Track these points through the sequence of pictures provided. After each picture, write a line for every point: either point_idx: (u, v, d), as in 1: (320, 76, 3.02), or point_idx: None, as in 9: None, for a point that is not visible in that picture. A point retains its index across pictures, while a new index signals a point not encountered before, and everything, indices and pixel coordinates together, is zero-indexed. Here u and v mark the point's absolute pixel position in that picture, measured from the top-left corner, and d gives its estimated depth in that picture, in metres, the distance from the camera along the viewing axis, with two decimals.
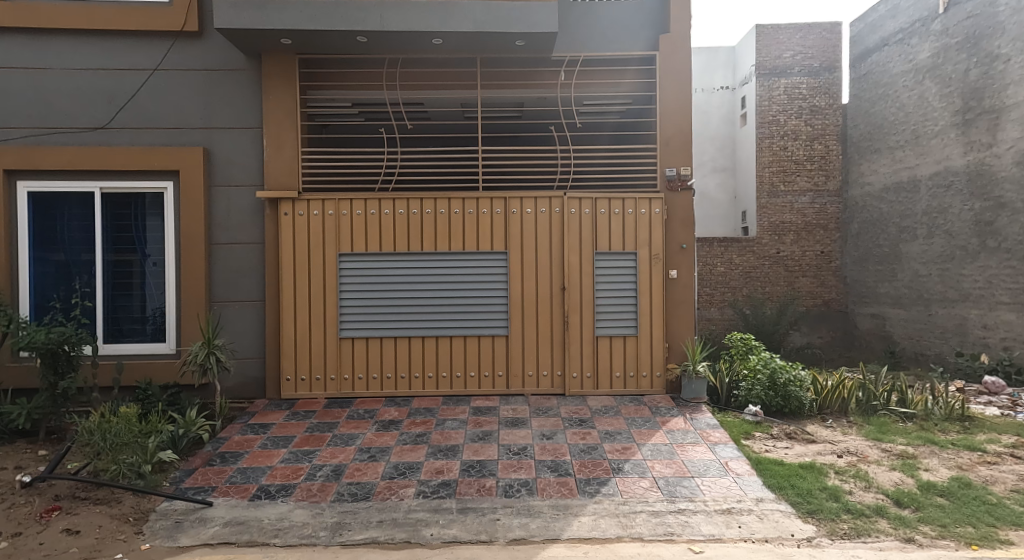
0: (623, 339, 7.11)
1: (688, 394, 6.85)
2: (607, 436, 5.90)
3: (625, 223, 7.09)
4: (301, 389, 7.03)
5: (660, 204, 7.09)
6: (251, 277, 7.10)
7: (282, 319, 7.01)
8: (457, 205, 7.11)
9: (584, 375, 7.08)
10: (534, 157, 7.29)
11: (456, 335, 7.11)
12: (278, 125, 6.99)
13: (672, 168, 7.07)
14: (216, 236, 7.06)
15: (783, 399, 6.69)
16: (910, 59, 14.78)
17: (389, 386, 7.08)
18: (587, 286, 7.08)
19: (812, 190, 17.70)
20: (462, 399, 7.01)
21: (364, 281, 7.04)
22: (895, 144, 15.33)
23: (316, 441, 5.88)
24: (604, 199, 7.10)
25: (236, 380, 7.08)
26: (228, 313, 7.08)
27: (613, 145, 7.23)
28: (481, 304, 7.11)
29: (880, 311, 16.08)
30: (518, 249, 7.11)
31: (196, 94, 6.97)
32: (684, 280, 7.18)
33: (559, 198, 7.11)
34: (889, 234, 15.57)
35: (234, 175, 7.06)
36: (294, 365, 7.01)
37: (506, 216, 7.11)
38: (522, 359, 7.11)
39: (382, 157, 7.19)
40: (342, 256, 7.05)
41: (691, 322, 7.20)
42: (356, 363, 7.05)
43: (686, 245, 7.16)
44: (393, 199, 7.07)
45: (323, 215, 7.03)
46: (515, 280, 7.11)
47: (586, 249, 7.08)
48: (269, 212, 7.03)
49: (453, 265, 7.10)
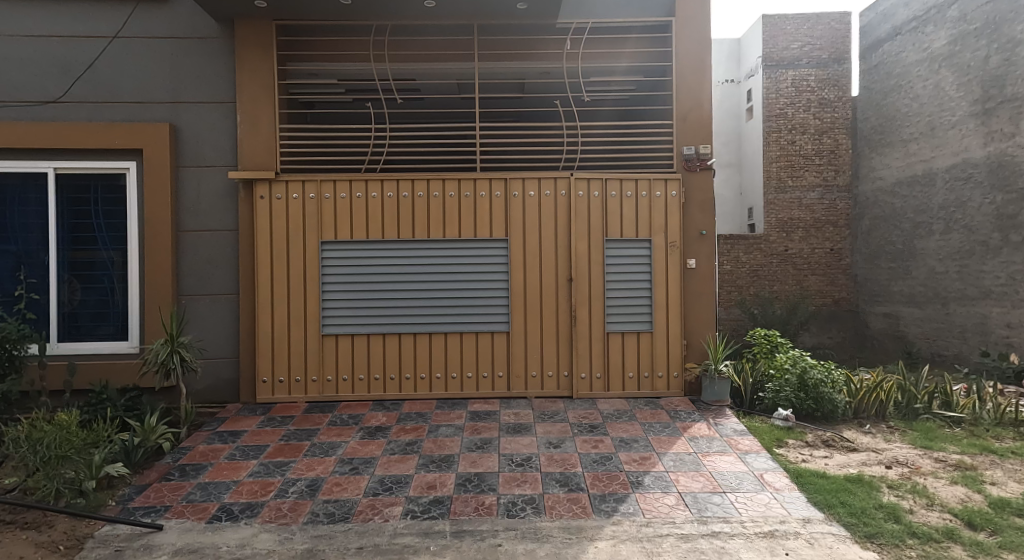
0: (636, 336, 6.43)
1: (709, 396, 6.14)
2: (622, 445, 5.20)
3: (638, 207, 6.42)
4: (280, 392, 6.32)
5: (676, 186, 6.43)
6: (224, 268, 6.40)
7: (258, 314, 6.31)
8: (452, 187, 6.43)
9: (593, 375, 6.40)
10: (536, 136, 6.60)
11: (452, 331, 6.41)
12: (253, 98, 6.31)
13: (691, 147, 6.40)
14: (185, 222, 6.37)
15: (814, 402, 6.02)
16: (925, 48, 14.15)
17: (377, 389, 6.38)
18: (596, 277, 6.41)
19: (821, 185, 17.02)
20: (458, 402, 6.32)
21: (349, 271, 6.35)
22: (909, 136, 14.68)
23: (293, 451, 5.17)
24: (615, 181, 6.42)
25: (206, 382, 6.36)
26: (197, 307, 6.37)
27: (623, 123, 6.54)
28: (479, 298, 6.43)
29: (894, 310, 15.40)
30: (520, 236, 6.43)
31: (162, 65, 6.28)
32: (704, 271, 6.49)
33: (565, 179, 6.43)
34: (904, 230, 14.91)
35: (204, 155, 6.37)
36: (271, 365, 6.31)
37: (506, 199, 6.43)
38: (525, 358, 6.42)
39: (370, 135, 6.51)
40: (325, 243, 6.36)
41: (711, 317, 6.50)
42: (340, 363, 6.36)
43: (706, 231, 6.48)
44: (382, 180, 6.39)
45: (303, 198, 6.35)
46: (516, 270, 6.43)
47: (595, 236, 6.41)
48: (244, 195, 6.34)
49: (448, 255, 6.41)
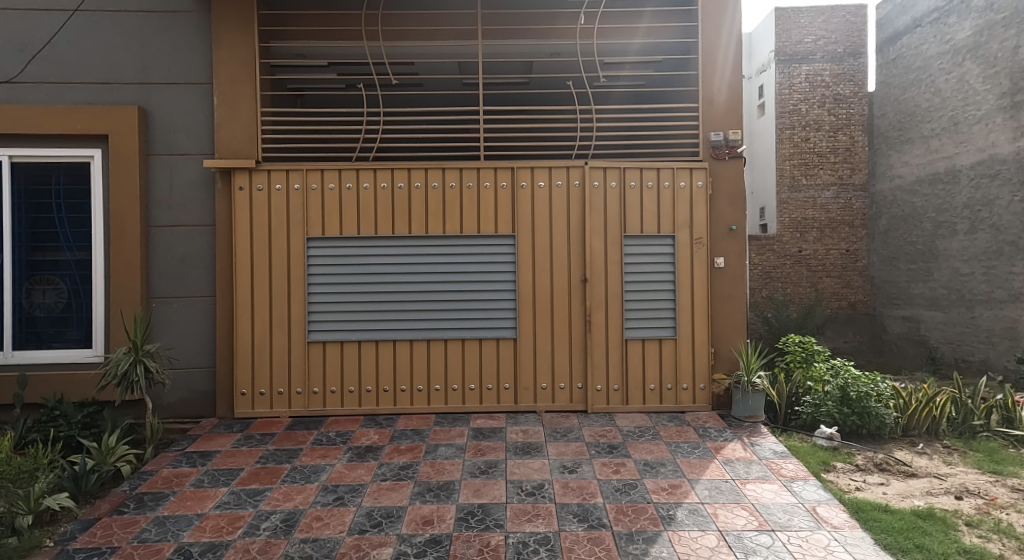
0: (658, 343, 5.77)
1: (741, 412, 5.47)
2: (647, 470, 4.52)
3: (660, 199, 5.77)
4: (261, 406, 5.67)
5: (703, 176, 5.78)
6: (199, 267, 5.75)
7: (237, 319, 5.67)
8: (452, 177, 5.78)
9: (610, 388, 5.74)
10: (544, 122, 5.94)
11: (452, 339, 5.76)
12: (232, 79, 5.68)
13: (719, 132, 5.75)
14: (155, 216, 5.72)
15: (860, 418, 5.35)
16: (947, 40, 13.37)
17: (368, 403, 5.72)
18: (614, 278, 5.76)
19: (836, 184, 16.29)
20: (459, 418, 5.65)
21: (338, 271, 5.71)
22: (930, 132, 13.89)
23: (270, 476, 4.50)
24: (634, 170, 5.78)
25: (178, 394, 5.70)
26: (168, 312, 5.72)
27: (636, 107, 5.91)
28: (483, 301, 5.77)
29: (913, 313, 14.60)
30: (528, 232, 5.78)
31: (131, 42, 5.65)
32: (734, 271, 5.82)
33: (578, 168, 5.78)
34: (924, 230, 14.15)
35: (178, 141, 5.73)
36: (251, 375, 5.66)
37: (513, 191, 5.78)
38: (534, 368, 5.76)
39: (362, 120, 5.88)
40: (311, 240, 5.72)
41: (742, 323, 5.83)
42: (328, 373, 5.70)
43: (736, 227, 5.81)
44: (375, 169, 5.75)
45: (287, 189, 5.71)
46: (523, 270, 5.77)
47: (611, 232, 5.76)
48: (221, 186, 5.70)
49: (449, 253, 5.77)
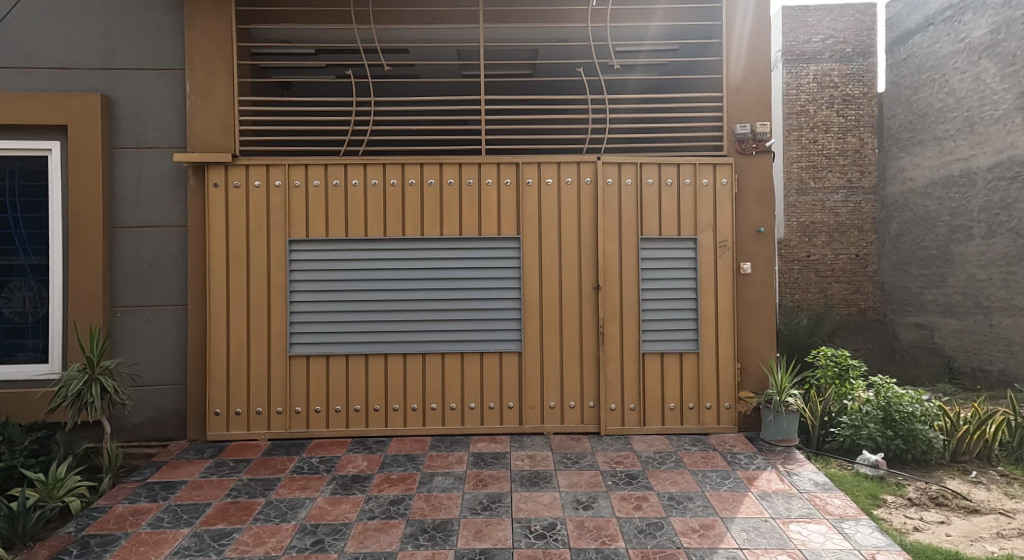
0: (679, 357, 5.21)
1: (772, 435, 4.91)
2: (673, 506, 3.94)
3: (680, 198, 5.23)
4: (236, 427, 5.08)
5: (728, 172, 5.23)
6: (169, 273, 5.18)
7: (210, 331, 5.09)
8: (450, 173, 5.22)
9: (625, 407, 5.17)
10: (552, 113, 5.38)
11: (450, 352, 5.18)
12: (207, 65, 5.13)
13: (745, 124, 5.20)
14: (119, 216, 5.15)
15: (904, 442, 4.81)
16: (962, 39, 12.21)
17: (357, 424, 5.15)
18: (630, 285, 5.21)
19: (846, 186, 14.49)
20: (458, 441, 5.07)
21: (323, 278, 5.14)
22: (944, 133, 12.68)
23: (240, 513, 3.91)
24: (652, 166, 5.24)
25: (145, 414, 5.11)
26: (133, 323, 5.13)
27: (644, 100, 5.39)
28: (485, 310, 5.21)
29: (927, 320, 13.24)
30: (534, 234, 5.22)
31: (94, 23, 5.10)
32: (761, 277, 5.26)
33: (590, 164, 5.23)
34: (938, 234, 12.91)
35: (146, 133, 5.16)
36: (226, 393, 5.09)
37: (517, 188, 5.23)
38: (541, 385, 5.19)
39: (353, 111, 5.36)
40: (293, 243, 5.16)
41: (771, 334, 5.27)
42: (312, 390, 5.13)
43: (764, 228, 5.27)
44: (366, 164, 5.20)
45: (268, 186, 5.15)
46: (529, 277, 5.21)
47: (627, 234, 5.22)
48: (194, 182, 5.14)
49: (445, 258, 5.20)
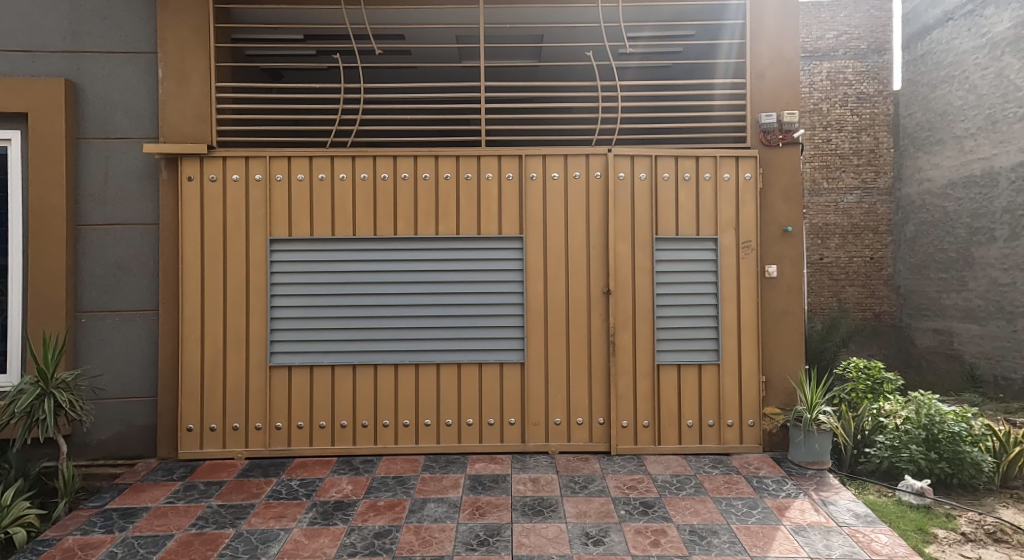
0: (698, 370, 4.73)
1: (802, 457, 4.42)
2: (696, 542, 3.46)
3: (699, 194, 4.76)
4: (211, 445, 4.63)
5: (751, 166, 4.76)
6: (139, 275, 4.74)
7: (183, 339, 4.65)
8: (447, 167, 4.77)
9: (639, 424, 4.70)
10: (560, 102, 4.93)
11: (446, 363, 4.72)
12: (181, 49, 4.70)
13: (771, 112, 4.74)
14: (85, 213, 4.71)
15: (950, 465, 4.31)
16: (983, 34, 10.95)
17: (344, 441, 4.69)
18: (643, 289, 4.75)
19: (860, 187, 13.42)
20: (454, 460, 4.61)
21: (307, 281, 4.69)
22: (963, 131, 11.42)
23: (205, 547, 3.45)
24: (668, 158, 4.78)
25: (112, 429, 4.67)
26: (100, 329, 4.70)
27: (657, 87, 4.93)
28: (484, 317, 4.75)
29: (945, 326, 12.03)
30: (539, 233, 4.76)
31: (61, 3, 4.69)
32: (788, 281, 4.78)
33: (600, 156, 4.78)
34: (958, 237, 11.59)
35: (115, 122, 4.73)
36: (201, 407, 4.64)
37: (520, 183, 4.77)
38: (545, 400, 4.73)
39: (340, 99, 4.92)
40: (274, 242, 4.71)
41: (799, 345, 4.78)
42: (295, 404, 4.68)
43: (792, 227, 4.78)
44: (355, 157, 4.75)
45: (248, 180, 4.71)
46: (533, 280, 4.75)
47: (641, 234, 4.75)
48: (167, 176, 4.70)
49: (440, 259, 4.74)
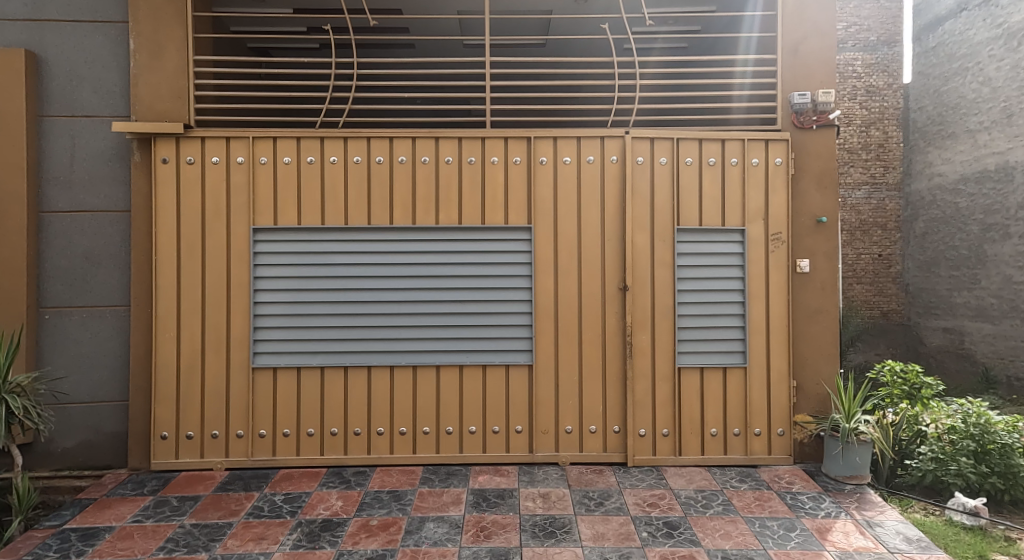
0: (723, 374, 4.32)
1: (838, 471, 4.02)
2: None
3: (725, 181, 4.34)
4: (187, 454, 4.21)
5: (782, 151, 4.35)
6: (108, 268, 4.30)
7: (157, 338, 4.21)
8: (448, 150, 4.34)
9: (658, 433, 4.29)
10: (571, 80, 4.48)
11: (447, 365, 4.30)
12: (155, 19, 4.26)
13: (804, 92, 4.32)
14: (48, 199, 4.27)
15: (1003, 480, 3.91)
16: (999, 24, 9.92)
17: (335, 450, 4.27)
18: (662, 284, 4.33)
19: (867, 182, 12.49)
20: (456, 472, 4.19)
21: (293, 275, 4.26)
22: (977, 125, 10.40)
23: None
24: (691, 142, 4.36)
25: (79, 435, 4.24)
26: (64, 327, 4.26)
27: (674, 64, 4.47)
28: (489, 315, 4.33)
29: (956, 325, 11.04)
30: (550, 221, 4.34)
31: None
32: (822, 277, 4.37)
33: (617, 139, 4.36)
34: (970, 233, 10.60)
35: (82, 99, 4.28)
36: (176, 413, 4.21)
37: (529, 168, 4.35)
38: (555, 406, 4.31)
39: (332, 75, 4.48)
40: (258, 232, 4.28)
41: (833, 347, 4.36)
42: (281, 410, 4.25)
43: (826, 218, 4.37)
44: (347, 138, 4.32)
45: (230, 163, 4.28)
46: (543, 275, 4.33)
47: (661, 224, 4.34)
48: (139, 158, 4.26)
49: (439, 252, 4.32)
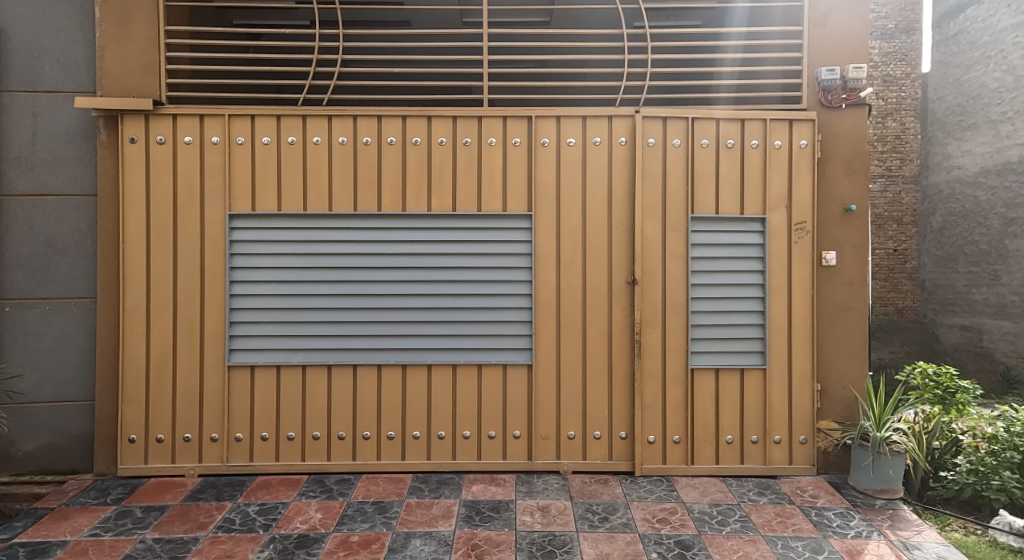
0: (741, 376, 3.96)
1: (868, 484, 3.66)
2: None
3: (745, 165, 3.96)
4: (157, 459, 3.89)
5: (808, 132, 3.96)
6: (71, 257, 3.97)
7: (125, 333, 3.89)
8: (442, 130, 3.98)
9: (668, 440, 3.94)
10: (575, 55, 4.08)
11: (439, 365, 3.96)
12: None
13: (832, 67, 3.92)
14: (7, 182, 3.95)
15: None
16: None
17: (318, 456, 3.94)
18: (675, 277, 3.96)
19: (883, 175, 12.00)
20: (448, 481, 3.85)
21: (273, 266, 3.92)
22: (999, 115, 9.74)
23: None
24: (708, 122, 3.98)
25: (41, 436, 3.93)
26: (24, 320, 3.94)
27: (688, 37, 4.06)
28: (484, 311, 3.97)
29: (975, 322, 10.36)
30: (553, 208, 3.97)
31: None
32: (849, 271, 3.98)
33: (626, 119, 3.99)
34: (991, 228, 9.91)
35: (45, 73, 3.95)
36: (146, 414, 3.89)
37: (530, 150, 3.98)
38: (557, 409, 3.96)
39: (316, 49, 4.12)
40: (234, 219, 3.93)
41: (861, 348, 3.98)
42: (259, 411, 3.92)
43: (855, 206, 3.98)
44: (332, 117, 3.97)
45: (204, 143, 3.93)
46: (544, 267, 3.97)
47: (673, 211, 3.96)
48: (106, 137, 3.92)
49: (431, 242, 3.96)
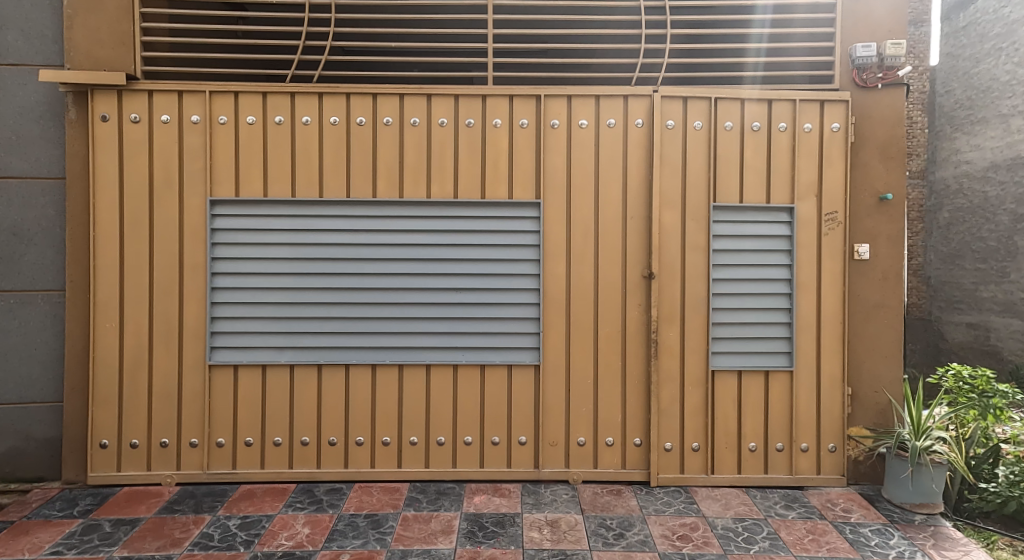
0: (765, 378, 3.66)
1: (906, 497, 3.37)
2: None
3: (773, 149, 3.65)
4: (131, 466, 3.58)
5: (841, 115, 3.65)
6: (36, 245, 3.63)
7: (96, 329, 3.57)
8: (442, 110, 3.65)
9: (686, 447, 3.64)
10: (588, 30, 3.76)
11: (438, 365, 3.65)
12: None
13: (869, 43, 3.61)
14: None
15: None
16: None
17: (307, 463, 3.63)
18: (694, 271, 3.65)
19: None
20: (448, 491, 3.54)
21: (258, 258, 3.60)
22: (1010, 108, 9.42)
23: None
24: (732, 103, 3.66)
25: (5, 440, 3.61)
26: None
27: (708, 11, 3.74)
28: (486, 308, 3.66)
29: (982, 320, 10.09)
30: (562, 196, 3.65)
31: None
32: (883, 266, 3.68)
33: (643, 99, 3.66)
34: (1000, 223, 9.62)
35: (9, 45, 3.61)
36: (120, 416, 3.58)
37: (539, 132, 3.66)
38: (567, 414, 3.66)
39: (306, 20, 3.78)
40: (216, 205, 3.61)
41: (895, 349, 3.68)
42: (243, 414, 3.61)
43: (891, 195, 3.67)
44: (323, 94, 3.64)
45: (182, 122, 3.60)
46: (552, 260, 3.65)
47: (694, 200, 3.65)
48: (75, 115, 3.59)
49: (431, 232, 3.65)
